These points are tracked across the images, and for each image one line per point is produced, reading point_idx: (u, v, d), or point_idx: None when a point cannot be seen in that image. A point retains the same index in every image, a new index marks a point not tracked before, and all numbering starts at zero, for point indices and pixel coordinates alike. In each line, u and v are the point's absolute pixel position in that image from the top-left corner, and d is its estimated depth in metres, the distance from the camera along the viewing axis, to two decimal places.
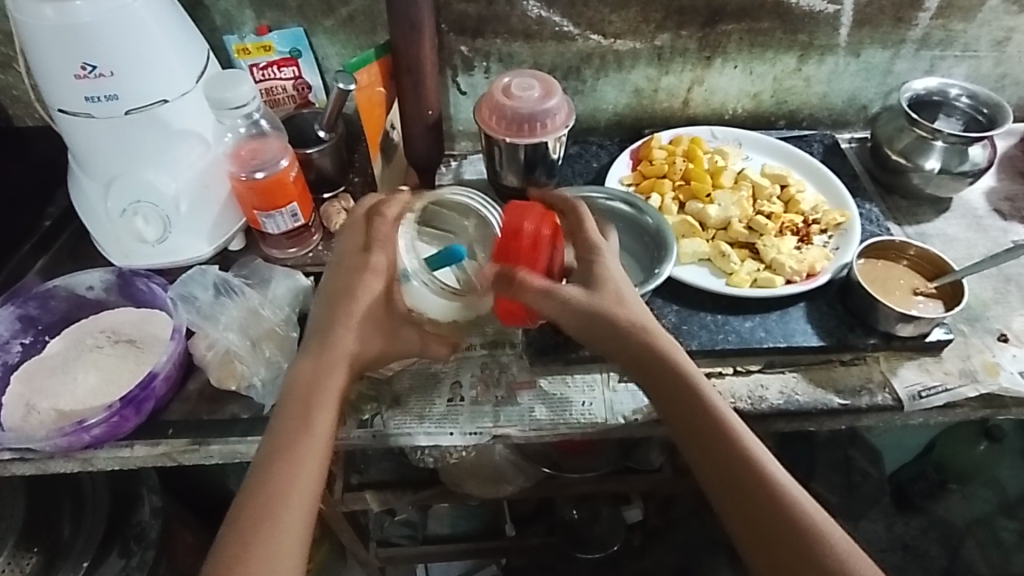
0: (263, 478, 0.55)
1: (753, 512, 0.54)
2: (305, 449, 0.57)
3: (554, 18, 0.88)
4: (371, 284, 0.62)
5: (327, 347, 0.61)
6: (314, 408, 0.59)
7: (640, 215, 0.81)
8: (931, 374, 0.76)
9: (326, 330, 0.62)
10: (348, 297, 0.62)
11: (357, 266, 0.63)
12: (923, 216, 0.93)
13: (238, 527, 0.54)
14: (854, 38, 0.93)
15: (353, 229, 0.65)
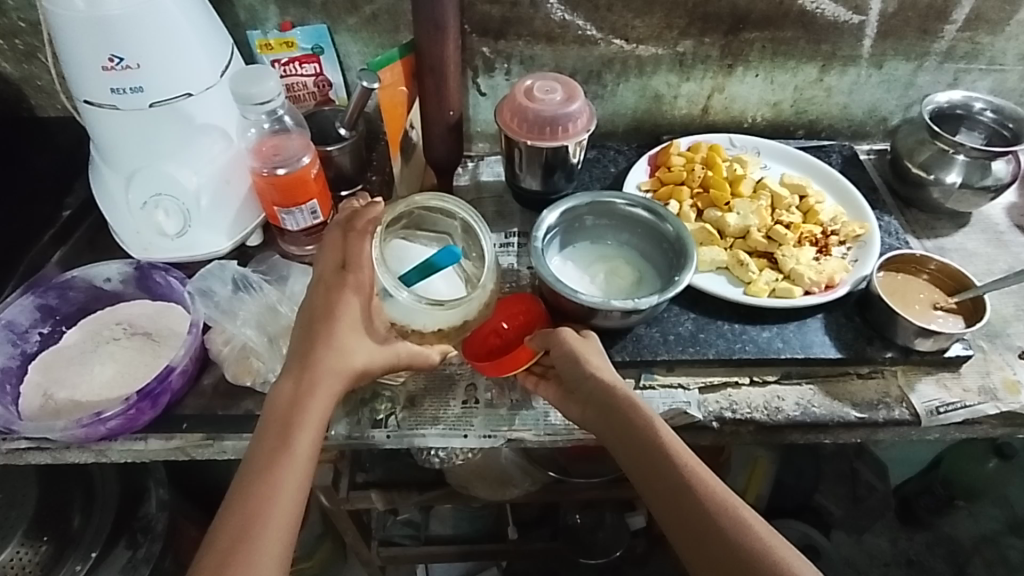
0: (241, 501, 0.57)
1: (703, 547, 0.56)
2: (282, 470, 0.58)
3: (578, 22, 0.88)
4: (349, 302, 0.63)
5: (307, 366, 0.62)
6: (295, 428, 0.60)
7: (660, 221, 0.80)
8: (950, 391, 0.76)
9: (306, 349, 0.63)
10: (325, 316, 0.63)
11: (333, 284, 0.64)
12: (941, 230, 0.93)
13: (217, 545, 0.55)
14: (877, 50, 0.92)
15: (329, 245, 0.66)
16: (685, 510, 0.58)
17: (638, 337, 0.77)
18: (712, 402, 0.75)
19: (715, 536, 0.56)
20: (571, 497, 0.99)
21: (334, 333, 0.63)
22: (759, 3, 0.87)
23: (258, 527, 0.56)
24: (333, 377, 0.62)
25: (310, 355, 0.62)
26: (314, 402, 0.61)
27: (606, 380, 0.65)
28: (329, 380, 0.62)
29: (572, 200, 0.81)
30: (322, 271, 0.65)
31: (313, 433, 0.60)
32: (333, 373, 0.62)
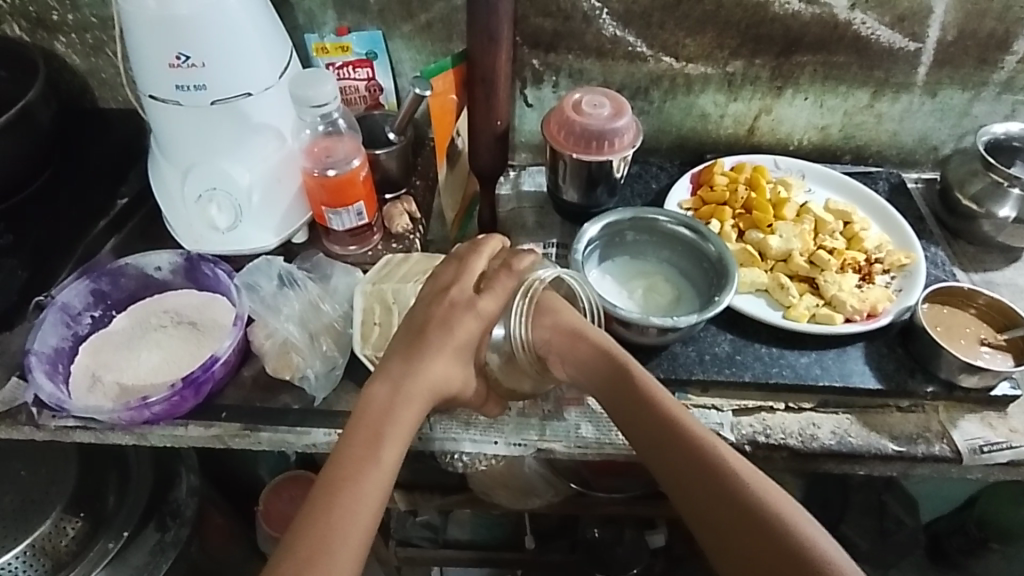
0: (329, 506, 0.56)
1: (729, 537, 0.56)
2: (371, 477, 0.58)
3: (628, 38, 0.88)
4: (478, 328, 0.66)
5: (405, 377, 0.63)
6: (384, 438, 0.60)
7: (703, 242, 0.80)
8: (994, 430, 0.73)
9: (408, 361, 0.64)
10: (439, 332, 0.65)
11: (464, 304, 0.67)
12: (991, 264, 0.91)
13: (295, 553, 0.54)
14: (932, 78, 0.91)
15: (465, 268, 0.69)
16: (708, 498, 0.58)
17: (673, 355, 0.77)
18: (745, 425, 0.74)
19: (750, 527, 0.56)
20: (595, 511, 1.02)
21: (443, 348, 0.65)
22: (813, 26, 0.86)
23: (337, 537, 0.55)
24: (425, 394, 0.64)
25: (414, 367, 0.64)
26: (406, 413, 0.62)
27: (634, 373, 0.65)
28: (424, 395, 0.63)
29: (609, 214, 0.81)
30: (448, 289, 0.67)
31: (399, 445, 0.61)
32: (428, 387, 0.64)
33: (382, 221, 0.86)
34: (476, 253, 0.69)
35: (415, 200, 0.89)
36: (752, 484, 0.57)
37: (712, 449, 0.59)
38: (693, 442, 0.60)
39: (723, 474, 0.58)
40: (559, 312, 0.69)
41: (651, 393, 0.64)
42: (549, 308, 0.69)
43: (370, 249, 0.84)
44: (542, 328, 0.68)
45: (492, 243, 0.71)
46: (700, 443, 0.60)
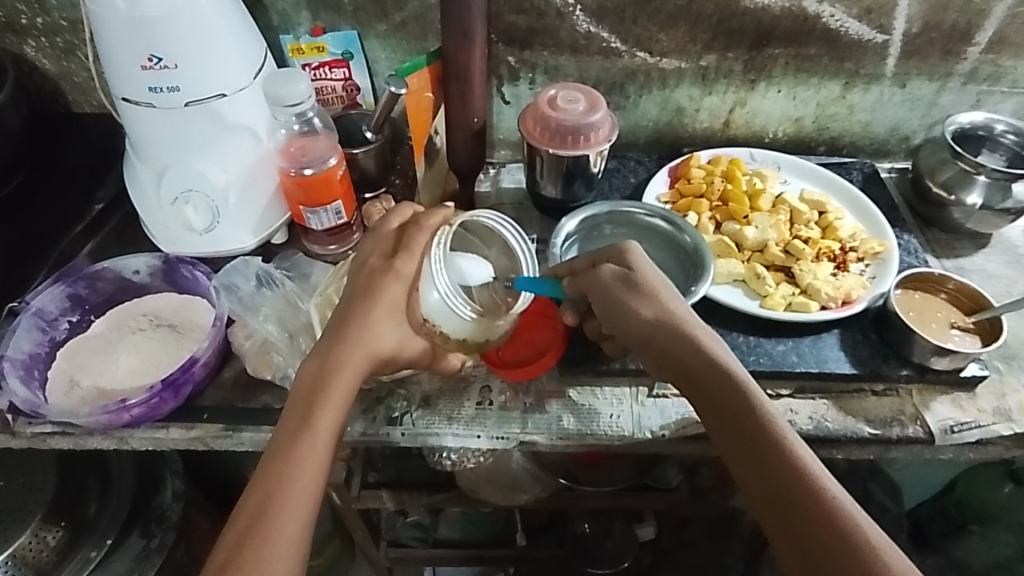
0: (268, 477, 0.58)
1: (770, 503, 0.55)
2: (305, 445, 0.59)
3: (602, 34, 0.89)
4: (401, 290, 0.66)
5: (336, 345, 0.63)
6: (316, 406, 0.61)
7: (679, 232, 0.81)
8: (964, 411, 0.76)
9: (338, 331, 0.64)
10: (359, 300, 0.65)
11: (382, 270, 0.66)
12: (961, 250, 0.93)
13: (239, 522, 0.57)
14: (900, 69, 0.92)
15: (380, 235, 0.68)
16: (774, 484, 0.55)
17: None
18: None
19: (792, 498, 0.54)
20: (580, 505, 1.04)
21: (370, 311, 0.64)
22: (783, 19, 0.87)
23: (276, 504, 0.57)
24: (360, 359, 0.63)
25: (341, 335, 0.64)
26: (339, 379, 0.62)
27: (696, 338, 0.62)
28: (356, 359, 0.63)
29: (584, 212, 0.83)
30: (369, 258, 0.67)
31: (335, 411, 0.61)
32: (358, 352, 0.63)
33: (361, 220, 0.86)
34: (388, 217, 0.70)
35: (395, 199, 0.90)
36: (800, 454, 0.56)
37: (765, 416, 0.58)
38: (760, 416, 0.58)
39: (796, 463, 0.55)
40: (659, 298, 0.64)
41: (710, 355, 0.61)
42: (608, 279, 0.65)
43: (350, 248, 0.84)
44: (635, 313, 0.63)
45: (403, 212, 0.70)
46: (766, 419, 0.58)
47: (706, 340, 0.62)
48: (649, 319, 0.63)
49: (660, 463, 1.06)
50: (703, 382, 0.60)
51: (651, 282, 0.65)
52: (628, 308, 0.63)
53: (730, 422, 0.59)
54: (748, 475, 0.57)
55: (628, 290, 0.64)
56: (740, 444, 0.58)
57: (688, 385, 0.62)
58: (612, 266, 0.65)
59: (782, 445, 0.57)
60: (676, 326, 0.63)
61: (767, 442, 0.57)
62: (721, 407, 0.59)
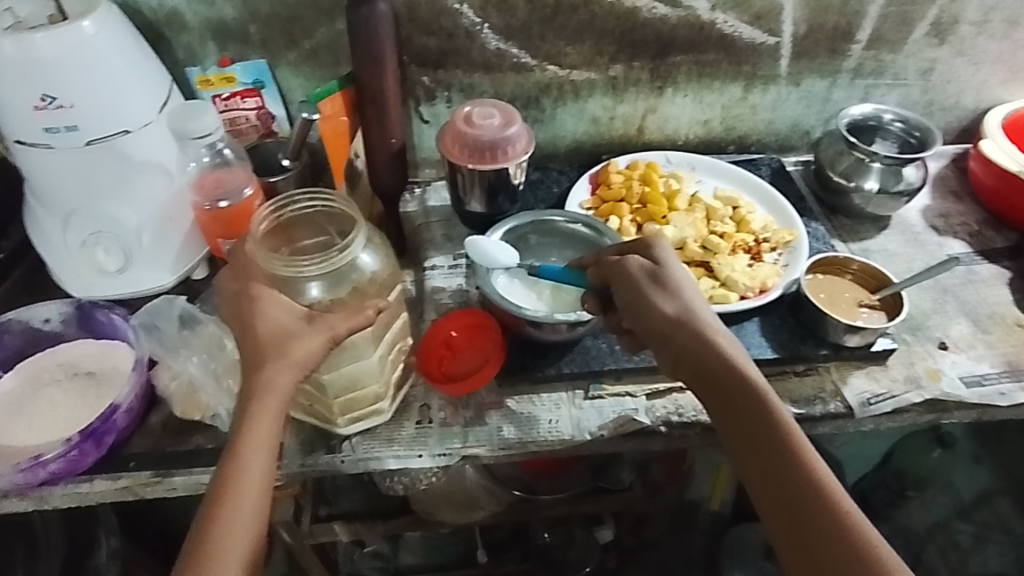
0: (210, 515, 0.56)
1: (773, 499, 0.57)
2: (245, 449, 0.58)
3: (512, 51, 0.91)
4: (279, 302, 0.61)
5: (257, 364, 0.60)
6: (252, 409, 0.59)
7: (598, 235, 0.84)
8: (878, 382, 0.80)
9: (255, 333, 0.61)
10: (246, 327, 0.61)
11: (253, 295, 0.61)
12: (865, 233, 0.99)
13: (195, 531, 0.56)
14: (793, 69, 0.98)
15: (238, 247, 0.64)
16: (778, 483, 0.57)
17: (586, 349, 0.80)
18: (659, 407, 0.77)
19: (797, 497, 0.56)
20: (540, 514, 1.04)
21: (272, 311, 0.61)
22: (680, 28, 0.92)
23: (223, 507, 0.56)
24: (289, 359, 0.60)
25: (255, 361, 0.60)
26: (273, 383, 0.60)
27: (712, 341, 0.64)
28: (279, 359, 0.60)
29: (501, 228, 0.85)
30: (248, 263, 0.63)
31: (260, 439, 0.59)
32: (268, 371, 0.60)
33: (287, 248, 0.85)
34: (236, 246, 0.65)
35: None
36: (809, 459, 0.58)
37: (778, 418, 0.60)
38: (773, 418, 0.60)
39: (803, 465, 0.57)
40: (682, 297, 0.66)
41: (729, 358, 0.63)
42: (631, 277, 0.67)
43: None
44: (655, 311, 0.65)
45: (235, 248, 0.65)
46: (779, 420, 0.59)
47: (724, 343, 0.64)
48: (669, 316, 0.65)
49: (614, 463, 1.08)
50: (719, 385, 0.62)
51: (675, 282, 0.67)
52: (650, 301, 0.65)
53: (744, 425, 0.60)
54: (758, 479, 0.58)
55: (647, 292, 0.66)
56: (755, 447, 0.59)
57: (702, 386, 0.64)
58: (639, 261, 0.68)
59: (795, 451, 0.58)
60: (695, 327, 0.65)
61: (775, 442, 0.59)
62: (733, 408, 0.61)
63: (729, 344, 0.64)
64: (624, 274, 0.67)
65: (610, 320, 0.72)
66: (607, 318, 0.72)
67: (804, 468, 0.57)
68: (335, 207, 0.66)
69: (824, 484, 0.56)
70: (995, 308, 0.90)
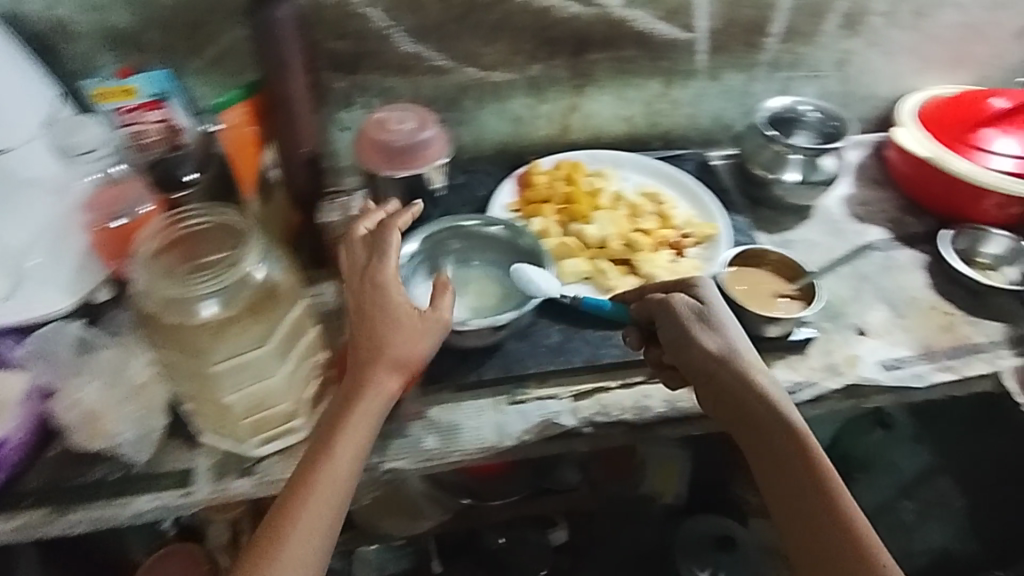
0: (289, 515, 0.59)
1: (794, 523, 0.62)
2: (332, 460, 0.62)
3: (427, 53, 0.88)
4: (399, 300, 0.68)
5: (362, 372, 0.65)
6: (341, 424, 0.63)
7: (517, 236, 0.85)
8: (797, 371, 0.81)
9: (358, 344, 0.67)
10: (365, 323, 0.67)
11: (377, 284, 0.68)
12: (787, 224, 1.01)
13: (265, 532, 0.59)
14: (711, 63, 0.98)
15: (353, 245, 0.73)
16: (801, 510, 0.62)
17: (507, 353, 0.79)
18: (583, 407, 0.77)
19: (819, 522, 0.61)
20: (486, 520, 1.04)
21: (381, 323, 0.67)
22: (596, 25, 0.90)
23: (305, 511, 0.60)
24: (386, 366, 0.66)
25: (360, 364, 0.66)
26: (364, 400, 0.64)
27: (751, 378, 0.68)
28: (379, 372, 0.65)
29: (422, 232, 0.85)
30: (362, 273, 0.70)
31: (351, 446, 0.63)
32: (380, 368, 0.65)
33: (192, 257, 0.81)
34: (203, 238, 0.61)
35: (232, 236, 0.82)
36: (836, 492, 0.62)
37: (809, 453, 0.64)
38: (804, 453, 0.64)
39: (829, 497, 0.61)
40: (726, 334, 0.70)
41: (767, 394, 0.67)
42: (679, 310, 0.71)
43: None
44: (696, 345, 0.69)
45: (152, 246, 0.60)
46: (812, 455, 0.64)
47: (764, 382, 0.68)
48: (714, 353, 0.69)
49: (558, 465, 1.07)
50: (749, 422, 0.67)
51: (721, 318, 0.71)
52: (693, 338, 0.69)
53: (774, 459, 0.65)
54: (782, 507, 0.63)
55: (693, 328, 0.70)
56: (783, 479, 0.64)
57: (738, 419, 0.67)
58: (685, 300, 0.72)
59: (821, 483, 0.62)
60: (738, 364, 0.68)
61: (803, 474, 0.63)
62: (767, 441, 0.65)
63: (770, 382, 0.68)
64: (671, 310, 0.71)
65: (651, 356, 0.76)
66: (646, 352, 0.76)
67: (829, 499, 0.61)
68: (230, 219, 0.62)
69: (848, 516, 0.61)
70: (911, 293, 0.92)
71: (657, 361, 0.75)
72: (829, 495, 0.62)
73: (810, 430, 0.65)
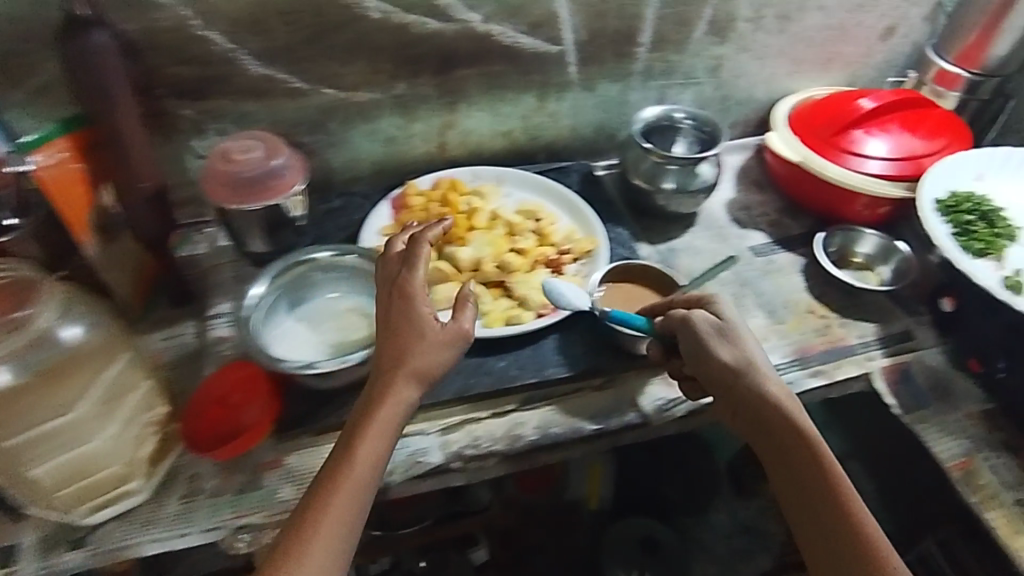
0: (294, 541, 0.56)
1: (809, 527, 0.63)
2: (346, 479, 0.59)
3: (280, 75, 0.83)
4: (425, 313, 0.66)
5: (382, 390, 0.63)
6: (356, 441, 0.61)
7: (375, 265, 0.80)
8: (675, 387, 0.80)
9: (389, 363, 0.64)
10: (393, 335, 0.65)
11: (407, 297, 0.67)
12: (672, 232, 1.01)
13: (272, 558, 0.56)
14: (584, 75, 0.97)
15: (389, 259, 0.71)
16: (814, 515, 0.62)
17: None
18: (454, 441, 0.75)
19: (832, 528, 0.61)
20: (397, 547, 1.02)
21: (411, 345, 0.64)
22: (459, 41, 0.87)
23: (312, 539, 0.56)
24: (407, 380, 0.64)
25: (385, 378, 0.64)
26: (378, 415, 0.62)
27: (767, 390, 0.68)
28: (400, 386, 0.63)
29: (274, 270, 0.78)
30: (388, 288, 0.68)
31: (368, 462, 0.60)
32: (400, 378, 0.63)
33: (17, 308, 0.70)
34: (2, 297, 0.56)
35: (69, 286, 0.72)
36: (847, 500, 0.62)
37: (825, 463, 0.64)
38: (820, 463, 0.64)
39: (841, 505, 0.62)
40: (742, 346, 0.69)
41: (782, 405, 0.67)
42: (698, 323, 0.70)
43: None
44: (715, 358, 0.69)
45: None
46: (826, 464, 0.64)
47: (783, 395, 0.68)
48: (730, 365, 0.68)
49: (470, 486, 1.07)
50: (772, 429, 0.67)
51: (738, 330, 0.70)
52: (709, 351, 0.69)
53: (790, 466, 0.65)
54: (796, 511, 0.64)
55: (703, 340, 0.69)
56: (795, 484, 0.64)
57: (757, 428, 0.68)
58: (706, 317, 0.70)
59: (833, 491, 0.62)
60: (753, 376, 0.68)
61: (819, 482, 0.63)
62: (783, 449, 0.66)
63: (787, 394, 0.68)
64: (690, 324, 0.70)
65: (672, 367, 0.76)
66: (668, 365, 0.76)
67: (842, 507, 0.62)
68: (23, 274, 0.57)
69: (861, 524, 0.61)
70: (790, 296, 0.92)
71: (678, 370, 0.76)
72: (841, 503, 0.62)
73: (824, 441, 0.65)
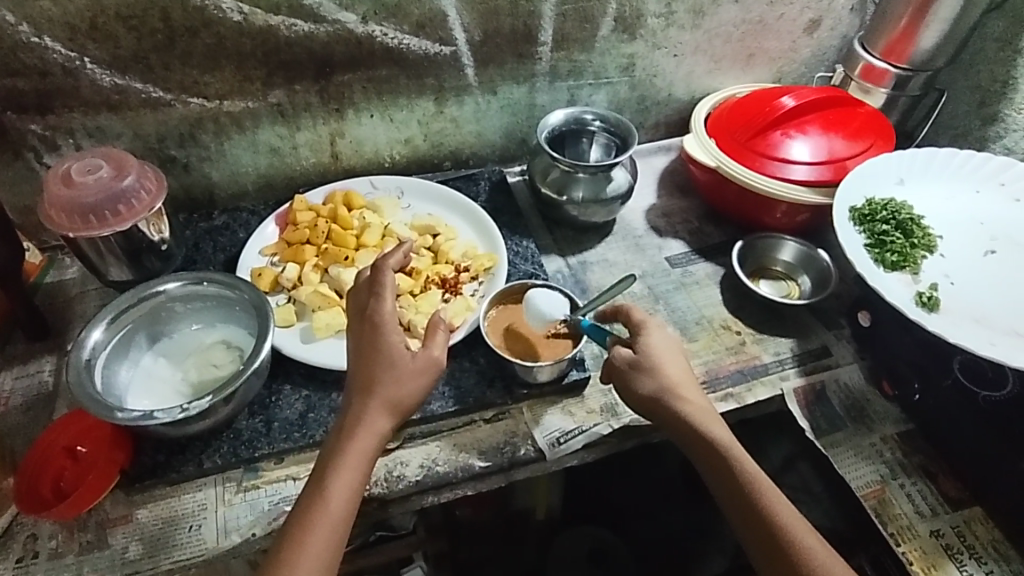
0: None
1: (761, 554, 0.57)
2: (320, 517, 0.55)
3: (135, 85, 0.76)
4: (393, 340, 0.62)
5: (353, 418, 0.60)
6: (330, 473, 0.57)
7: (235, 290, 0.72)
8: (572, 418, 0.75)
9: (361, 392, 0.60)
10: (366, 362, 0.62)
11: (373, 323, 0.63)
12: (586, 243, 0.94)
13: None
14: (482, 77, 0.90)
15: (360, 287, 0.67)
16: (765, 542, 0.57)
17: (238, 433, 0.70)
18: None
19: (780, 555, 0.56)
20: None
21: (383, 372, 0.61)
22: (335, 45, 0.80)
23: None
24: (382, 408, 0.60)
25: (357, 407, 0.60)
26: (357, 445, 0.58)
27: (695, 416, 0.64)
28: (375, 414, 0.59)
29: (117, 307, 0.70)
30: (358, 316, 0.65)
31: (347, 494, 0.56)
32: (375, 406, 0.60)
33: None
34: None
35: None
36: (789, 524, 0.57)
37: (753, 486, 0.59)
38: (750, 486, 0.59)
39: (782, 531, 0.57)
40: (661, 373, 0.65)
41: (711, 432, 0.63)
42: (616, 355, 0.67)
43: None
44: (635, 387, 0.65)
45: None
46: (755, 486, 0.59)
47: (708, 420, 0.64)
48: (649, 397, 0.65)
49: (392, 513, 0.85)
50: (705, 447, 0.62)
51: (661, 347, 0.67)
52: (628, 382, 0.66)
53: (726, 489, 0.61)
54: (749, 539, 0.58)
55: (626, 370, 0.66)
56: (736, 510, 0.59)
57: (694, 454, 0.64)
58: (620, 350, 0.67)
59: (768, 515, 0.58)
60: (674, 402, 0.64)
61: (757, 506, 0.58)
62: (718, 475, 0.61)
63: (714, 419, 0.64)
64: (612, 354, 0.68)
65: None
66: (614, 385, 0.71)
67: (780, 533, 0.57)
68: None
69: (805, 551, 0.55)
70: (704, 311, 0.87)
71: None
72: (780, 528, 0.57)
73: (755, 466, 0.61)
